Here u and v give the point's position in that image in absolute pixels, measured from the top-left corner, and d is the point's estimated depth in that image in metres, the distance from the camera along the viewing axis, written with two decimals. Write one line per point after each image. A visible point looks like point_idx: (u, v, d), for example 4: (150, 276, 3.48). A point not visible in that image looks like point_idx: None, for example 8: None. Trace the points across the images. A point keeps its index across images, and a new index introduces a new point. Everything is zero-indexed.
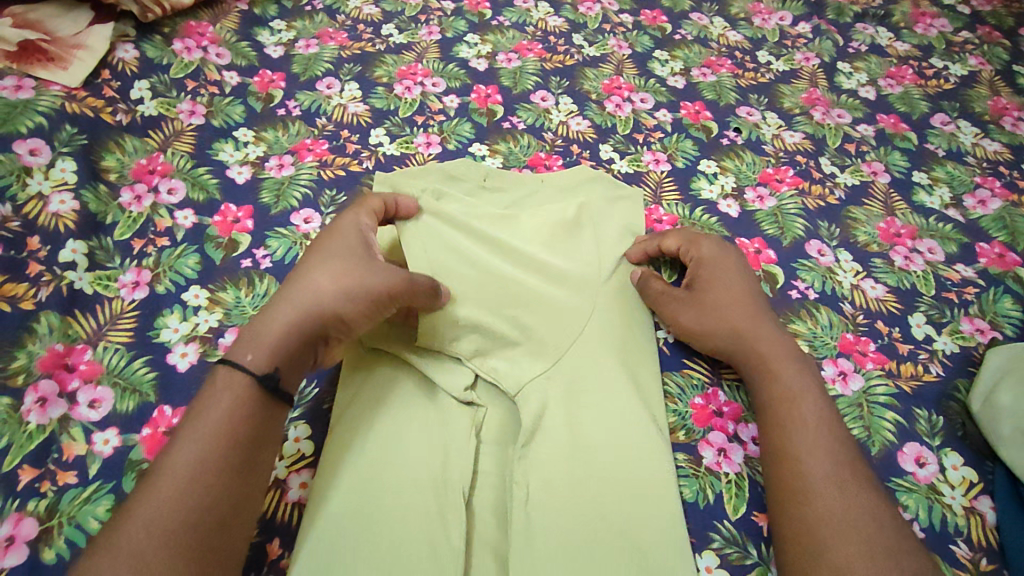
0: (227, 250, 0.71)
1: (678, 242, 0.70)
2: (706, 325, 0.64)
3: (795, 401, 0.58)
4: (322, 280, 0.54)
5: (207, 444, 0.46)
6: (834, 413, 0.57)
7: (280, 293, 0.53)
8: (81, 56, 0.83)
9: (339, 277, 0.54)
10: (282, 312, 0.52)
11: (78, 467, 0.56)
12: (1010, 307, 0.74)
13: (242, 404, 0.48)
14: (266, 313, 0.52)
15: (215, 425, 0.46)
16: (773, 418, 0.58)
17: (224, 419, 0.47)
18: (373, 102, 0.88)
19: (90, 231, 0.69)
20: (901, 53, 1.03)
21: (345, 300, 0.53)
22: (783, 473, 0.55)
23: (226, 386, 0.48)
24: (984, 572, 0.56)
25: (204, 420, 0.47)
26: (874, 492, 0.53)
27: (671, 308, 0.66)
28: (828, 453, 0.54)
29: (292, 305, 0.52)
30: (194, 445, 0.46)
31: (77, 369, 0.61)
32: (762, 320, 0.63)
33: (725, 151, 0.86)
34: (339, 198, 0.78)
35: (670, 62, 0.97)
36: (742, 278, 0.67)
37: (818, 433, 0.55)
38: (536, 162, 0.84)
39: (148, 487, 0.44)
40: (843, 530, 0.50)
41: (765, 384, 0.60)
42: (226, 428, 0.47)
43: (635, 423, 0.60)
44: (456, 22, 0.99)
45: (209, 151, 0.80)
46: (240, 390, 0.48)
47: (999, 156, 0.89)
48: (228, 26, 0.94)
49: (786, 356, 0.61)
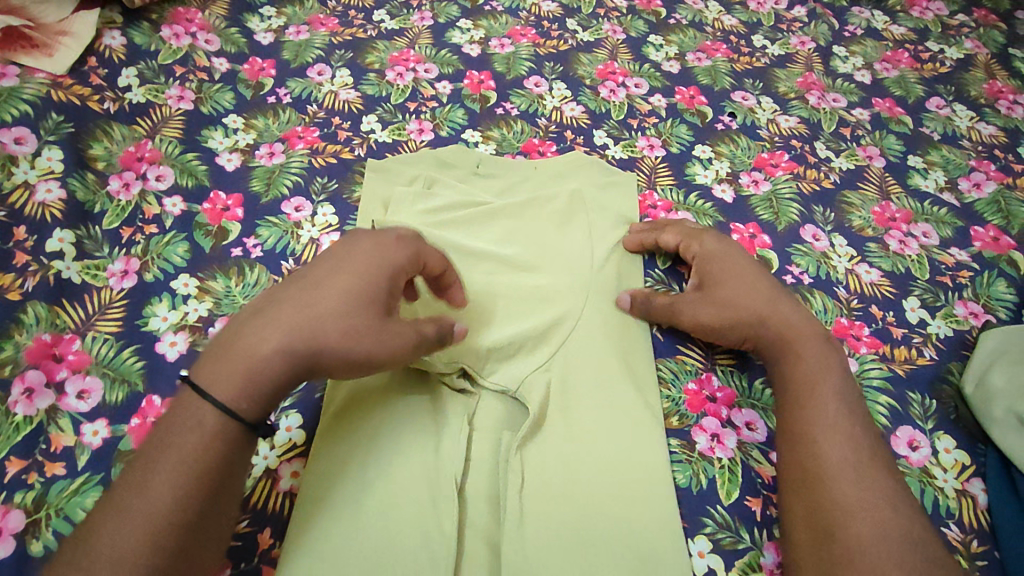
0: (216, 238, 0.71)
1: (676, 237, 0.70)
2: (728, 316, 0.62)
3: (814, 387, 0.57)
4: (329, 329, 0.48)
5: (114, 557, 0.40)
6: (855, 399, 0.56)
7: (282, 334, 0.46)
8: (67, 43, 0.82)
9: (348, 336, 0.48)
10: (273, 348, 0.46)
11: (66, 458, 0.56)
12: (1004, 291, 0.74)
13: (151, 524, 0.41)
14: (258, 348, 0.46)
15: (118, 544, 0.40)
16: (789, 402, 0.57)
17: (199, 445, 0.43)
18: (365, 89, 0.87)
19: (78, 220, 0.68)
20: (897, 36, 1.02)
21: (344, 361, 0.49)
22: (798, 457, 0.54)
23: (194, 423, 0.44)
24: (975, 555, 0.56)
25: (179, 443, 0.43)
26: (891, 478, 0.52)
27: (686, 305, 0.65)
28: (847, 438, 0.53)
29: (289, 358, 0.46)
30: (169, 465, 0.43)
31: (65, 360, 0.60)
32: (781, 304, 0.63)
33: (720, 136, 0.86)
34: (330, 185, 0.77)
35: (664, 46, 0.96)
36: (752, 267, 0.66)
37: (834, 418, 0.55)
38: (529, 148, 0.83)
39: (123, 500, 0.42)
40: (859, 516, 0.49)
41: (790, 366, 0.59)
42: (137, 556, 0.40)
43: (630, 414, 0.60)
44: (448, 7, 0.98)
45: (198, 138, 0.79)
46: (208, 424, 0.44)
47: (995, 140, 0.89)
48: (217, 13, 0.92)
49: (809, 338, 0.60)
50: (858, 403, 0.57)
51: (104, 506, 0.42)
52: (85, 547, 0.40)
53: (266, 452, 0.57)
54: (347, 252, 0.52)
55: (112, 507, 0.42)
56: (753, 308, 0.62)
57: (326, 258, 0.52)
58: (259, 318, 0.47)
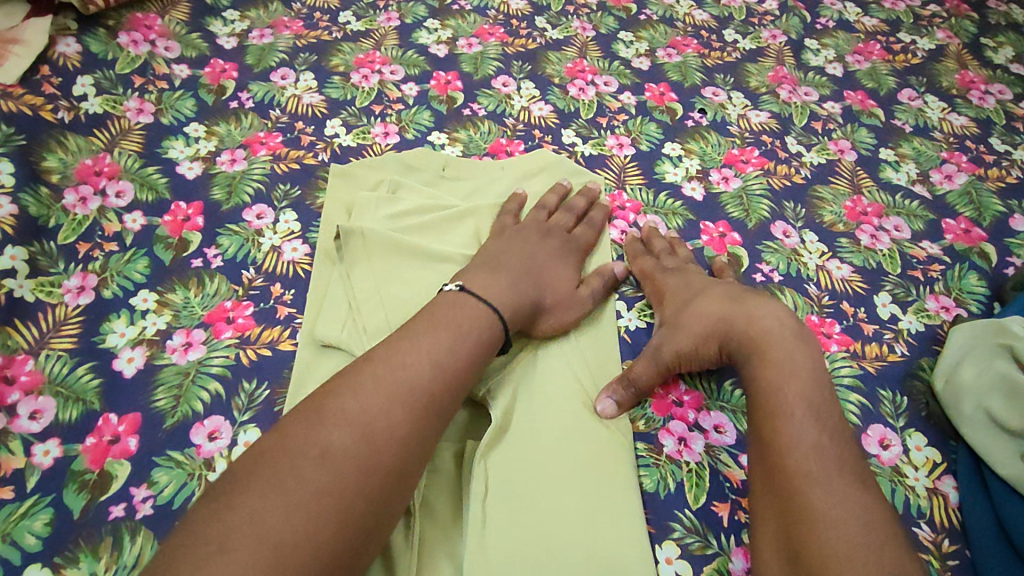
0: (177, 250, 0.69)
1: (638, 270, 0.70)
2: (704, 335, 0.61)
3: (781, 392, 0.54)
4: (552, 288, 0.63)
5: (428, 374, 0.49)
6: (824, 403, 0.53)
7: (527, 288, 0.60)
8: (18, 52, 0.80)
9: (562, 303, 0.64)
10: (519, 295, 0.59)
11: (16, 481, 0.54)
12: (976, 284, 0.73)
13: (449, 380, 0.50)
14: (518, 294, 0.59)
15: (423, 370, 0.49)
16: (762, 413, 0.54)
17: (478, 324, 0.54)
18: (329, 92, 0.85)
19: (31, 236, 0.66)
20: (869, 28, 1.01)
21: (557, 319, 0.63)
22: (770, 468, 0.52)
23: (471, 313, 0.55)
24: (947, 554, 0.55)
25: (468, 318, 0.54)
26: (867, 492, 0.49)
27: (665, 338, 0.62)
28: (815, 445, 0.51)
29: (524, 302, 0.59)
30: (469, 328, 0.53)
31: (17, 381, 0.58)
32: (749, 303, 0.61)
33: (690, 133, 0.85)
34: (293, 192, 0.75)
35: (635, 43, 0.95)
36: (712, 281, 0.65)
37: (806, 425, 0.52)
38: (497, 149, 0.82)
39: (425, 332, 0.52)
40: (824, 530, 0.46)
41: (758, 369, 0.57)
42: (435, 377, 0.49)
43: (593, 425, 0.59)
44: (415, 7, 0.96)
45: (159, 149, 0.77)
46: (480, 320, 0.55)
47: (966, 131, 0.88)
48: (177, 18, 0.90)
49: (783, 335, 0.58)
50: (830, 401, 0.54)
51: (399, 343, 0.50)
52: (397, 362, 0.49)
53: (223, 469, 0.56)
54: (552, 225, 0.70)
55: (423, 335, 0.51)
56: (721, 321, 0.61)
57: (532, 226, 0.68)
58: (501, 271, 0.61)
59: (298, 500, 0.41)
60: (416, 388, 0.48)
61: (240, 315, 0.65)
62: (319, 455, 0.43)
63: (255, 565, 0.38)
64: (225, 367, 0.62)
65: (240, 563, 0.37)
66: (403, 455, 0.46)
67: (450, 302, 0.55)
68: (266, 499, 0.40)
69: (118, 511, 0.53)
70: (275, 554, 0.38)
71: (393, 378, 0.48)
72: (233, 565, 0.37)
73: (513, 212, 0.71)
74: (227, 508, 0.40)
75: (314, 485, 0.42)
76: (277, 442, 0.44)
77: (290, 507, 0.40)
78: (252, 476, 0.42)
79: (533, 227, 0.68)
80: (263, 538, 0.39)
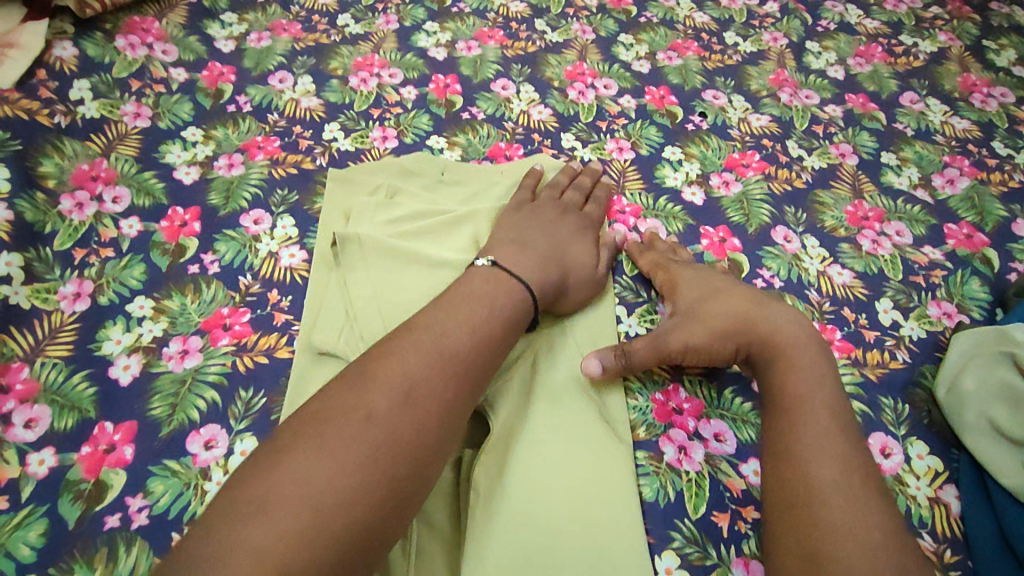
0: (174, 256, 0.69)
1: (649, 263, 0.70)
2: (720, 332, 0.61)
3: (807, 400, 0.54)
4: (572, 260, 0.65)
5: (461, 348, 0.50)
6: (848, 416, 0.54)
7: (550, 262, 0.62)
8: (14, 56, 0.79)
9: (583, 275, 0.66)
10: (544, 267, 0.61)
11: (11, 490, 0.53)
12: (978, 290, 0.73)
13: (483, 344, 0.52)
14: (544, 267, 0.61)
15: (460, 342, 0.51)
16: (783, 418, 0.54)
17: (509, 297, 0.56)
18: (327, 96, 0.85)
19: (28, 242, 0.66)
20: (871, 30, 1.00)
21: (578, 292, 0.65)
22: (784, 471, 0.52)
23: (504, 289, 0.57)
24: (949, 564, 0.55)
25: (501, 290, 0.56)
26: (878, 508, 0.48)
27: (677, 328, 0.62)
28: (839, 458, 0.50)
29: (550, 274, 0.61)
30: (501, 301, 0.55)
31: (13, 390, 0.58)
32: (770, 307, 0.61)
33: (690, 137, 0.84)
34: (290, 197, 0.75)
35: (635, 45, 0.95)
36: (729, 283, 0.66)
37: (830, 435, 0.52)
38: (496, 153, 0.81)
39: (453, 307, 0.53)
40: (839, 541, 0.46)
41: (779, 373, 0.57)
42: (466, 350, 0.51)
43: (595, 437, 0.58)
44: (414, 10, 0.96)
45: (155, 154, 0.76)
46: (512, 291, 0.57)
47: (969, 134, 0.87)
48: (175, 22, 0.90)
49: (806, 343, 0.58)
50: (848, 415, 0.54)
51: (434, 317, 0.52)
52: (432, 335, 0.50)
53: (219, 478, 0.56)
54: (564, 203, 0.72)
55: (454, 309, 0.53)
56: (740, 318, 0.61)
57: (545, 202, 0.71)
58: (524, 246, 0.63)
59: (337, 463, 0.42)
60: (450, 362, 0.49)
61: (236, 322, 0.65)
62: (362, 419, 0.44)
63: (292, 527, 0.38)
64: (221, 375, 0.61)
65: (280, 522, 0.38)
66: (439, 429, 0.47)
67: (484, 276, 0.57)
68: (307, 459, 0.42)
69: (113, 521, 0.53)
70: (315, 519, 0.39)
71: (428, 351, 0.49)
72: (277, 523, 0.38)
73: (529, 189, 0.73)
74: (271, 468, 0.41)
75: (354, 449, 0.42)
76: (322, 404, 0.45)
77: (331, 470, 0.41)
78: (299, 435, 0.43)
79: (547, 204, 0.71)
80: (302, 499, 0.40)
